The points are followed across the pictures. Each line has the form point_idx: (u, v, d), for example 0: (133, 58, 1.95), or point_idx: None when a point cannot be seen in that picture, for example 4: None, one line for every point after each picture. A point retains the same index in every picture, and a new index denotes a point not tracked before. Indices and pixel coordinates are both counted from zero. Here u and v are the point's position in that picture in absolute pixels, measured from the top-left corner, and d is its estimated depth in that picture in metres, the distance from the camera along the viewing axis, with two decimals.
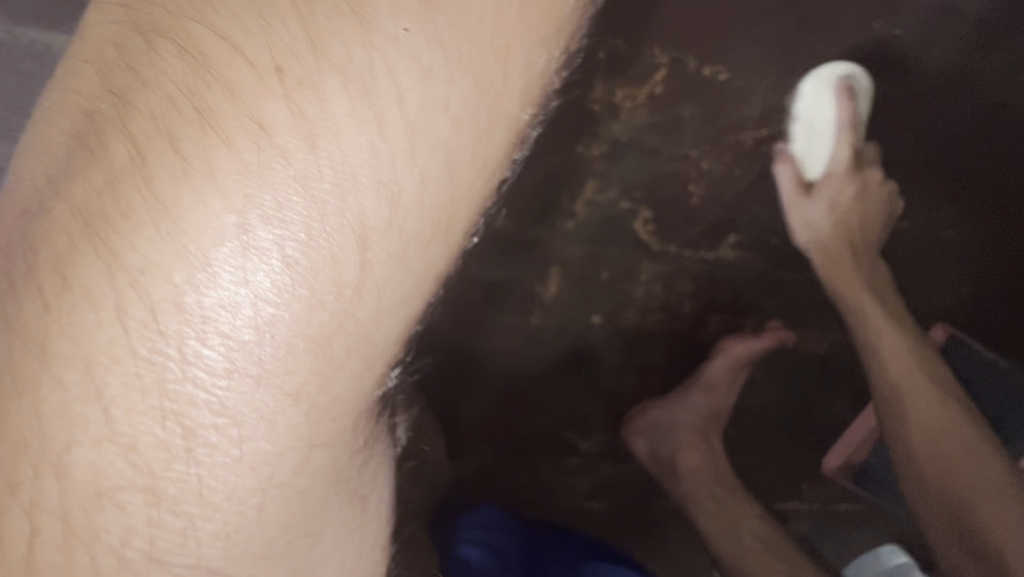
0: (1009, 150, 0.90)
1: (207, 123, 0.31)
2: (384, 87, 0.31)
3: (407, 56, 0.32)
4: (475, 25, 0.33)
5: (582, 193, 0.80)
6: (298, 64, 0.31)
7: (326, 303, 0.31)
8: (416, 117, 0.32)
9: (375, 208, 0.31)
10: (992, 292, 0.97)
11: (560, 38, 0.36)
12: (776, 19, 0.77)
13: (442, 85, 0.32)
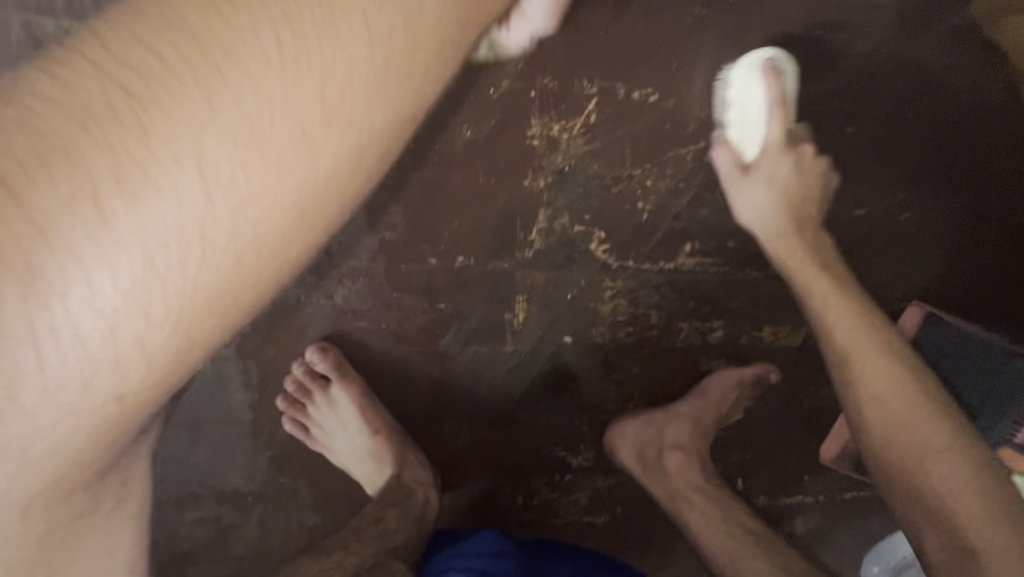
0: (949, 128, 0.95)
1: (168, 113, 0.40)
2: (222, 193, 0.42)
3: (248, 166, 0.43)
4: (303, 104, 0.44)
5: (535, 222, 0.83)
6: (140, 182, 0.39)
7: (66, 423, 0.42)
8: (247, 223, 0.44)
9: (128, 327, 0.41)
10: (954, 265, 1.02)
11: (404, 120, 0.51)
12: (694, 40, 0.83)
13: (260, 188, 0.44)
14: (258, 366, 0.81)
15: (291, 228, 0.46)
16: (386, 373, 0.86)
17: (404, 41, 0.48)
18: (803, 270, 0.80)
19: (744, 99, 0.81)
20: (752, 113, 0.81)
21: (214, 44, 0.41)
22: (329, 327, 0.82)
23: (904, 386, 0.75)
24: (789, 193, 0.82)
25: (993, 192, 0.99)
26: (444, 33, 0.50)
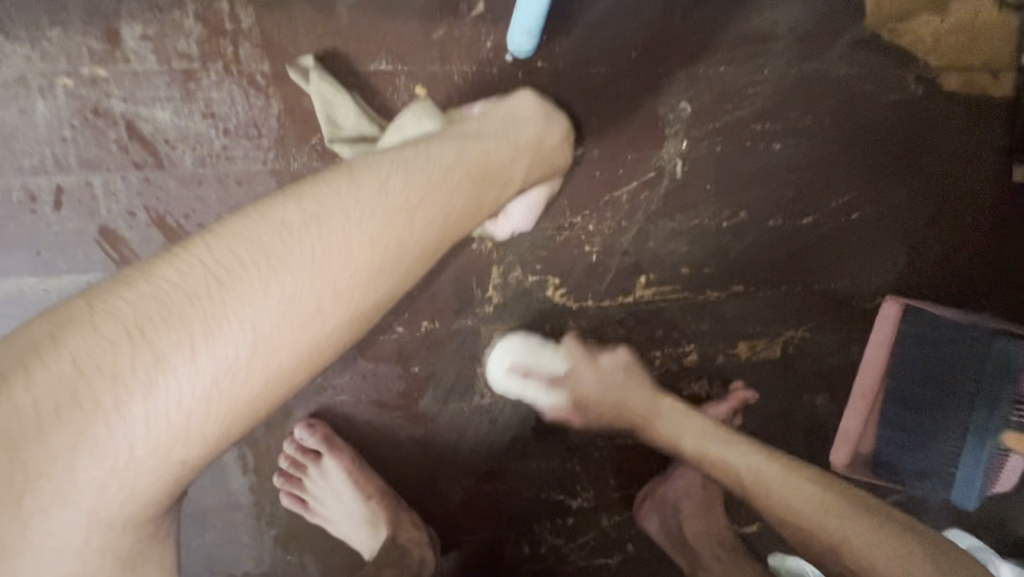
0: (886, 124, 1.01)
1: (241, 290, 0.52)
2: (284, 344, 0.54)
3: (296, 320, 0.54)
4: (348, 287, 0.56)
5: (490, 279, 0.89)
6: (234, 330, 0.51)
7: (136, 497, 0.50)
8: (288, 363, 0.54)
9: (190, 445, 0.51)
10: (912, 254, 1.07)
11: (409, 280, 0.62)
12: (606, 93, 0.86)
13: (301, 338, 0.54)
14: (253, 452, 0.87)
15: (307, 367, 0.56)
16: (373, 441, 0.90)
17: (404, 250, 0.60)
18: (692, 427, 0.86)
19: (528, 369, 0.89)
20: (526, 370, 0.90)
21: (275, 247, 0.54)
22: (312, 405, 0.87)
23: (836, 507, 0.77)
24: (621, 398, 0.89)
25: (937, 184, 1.06)
26: (437, 242, 0.63)
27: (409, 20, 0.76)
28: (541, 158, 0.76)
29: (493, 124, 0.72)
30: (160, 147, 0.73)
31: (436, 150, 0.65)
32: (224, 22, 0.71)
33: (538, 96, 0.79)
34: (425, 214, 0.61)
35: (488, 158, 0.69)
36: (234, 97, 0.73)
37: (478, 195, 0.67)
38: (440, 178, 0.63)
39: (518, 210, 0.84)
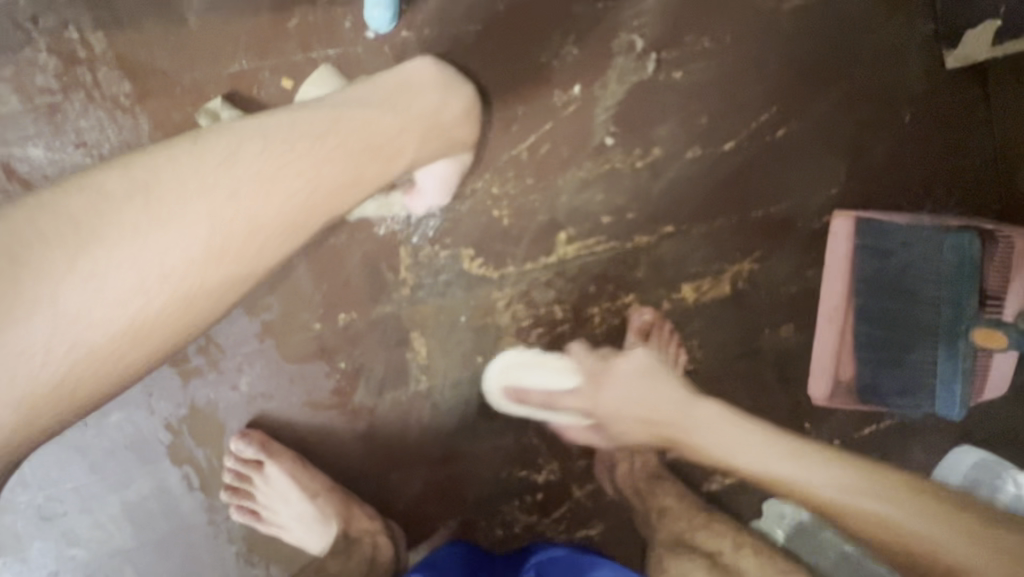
0: (795, 32, 0.96)
1: (40, 265, 0.46)
2: (99, 328, 0.48)
3: (112, 302, 0.48)
4: (175, 270, 0.50)
5: (400, 261, 0.87)
6: (35, 310, 0.46)
7: None
8: (102, 349, 0.48)
9: None
10: (856, 158, 1.04)
11: (260, 266, 0.55)
12: (482, 51, 0.83)
13: (117, 322, 0.48)
14: (197, 473, 0.86)
15: (127, 355, 0.50)
16: (316, 443, 0.90)
17: (257, 230, 0.53)
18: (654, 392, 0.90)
19: (539, 379, 0.93)
20: (546, 382, 0.93)
21: (90, 220, 0.48)
22: (247, 415, 0.86)
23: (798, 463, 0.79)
24: (653, 404, 0.90)
25: (868, 84, 1.02)
26: (302, 221, 0.55)
27: (260, 15, 0.76)
28: (438, 132, 0.68)
29: (381, 94, 0.65)
30: (41, 183, 0.73)
31: (304, 117, 0.57)
32: (77, 50, 0.72)
33: (438, 70, 0.72)
34: (282, 189, 0.53)
35: (368, 128, 0.60)
36: (103, 122, 0.74)
37: (357, 167, 0.59)
38: (304, 148, 0.55)
39: (430, 184, 0.82)
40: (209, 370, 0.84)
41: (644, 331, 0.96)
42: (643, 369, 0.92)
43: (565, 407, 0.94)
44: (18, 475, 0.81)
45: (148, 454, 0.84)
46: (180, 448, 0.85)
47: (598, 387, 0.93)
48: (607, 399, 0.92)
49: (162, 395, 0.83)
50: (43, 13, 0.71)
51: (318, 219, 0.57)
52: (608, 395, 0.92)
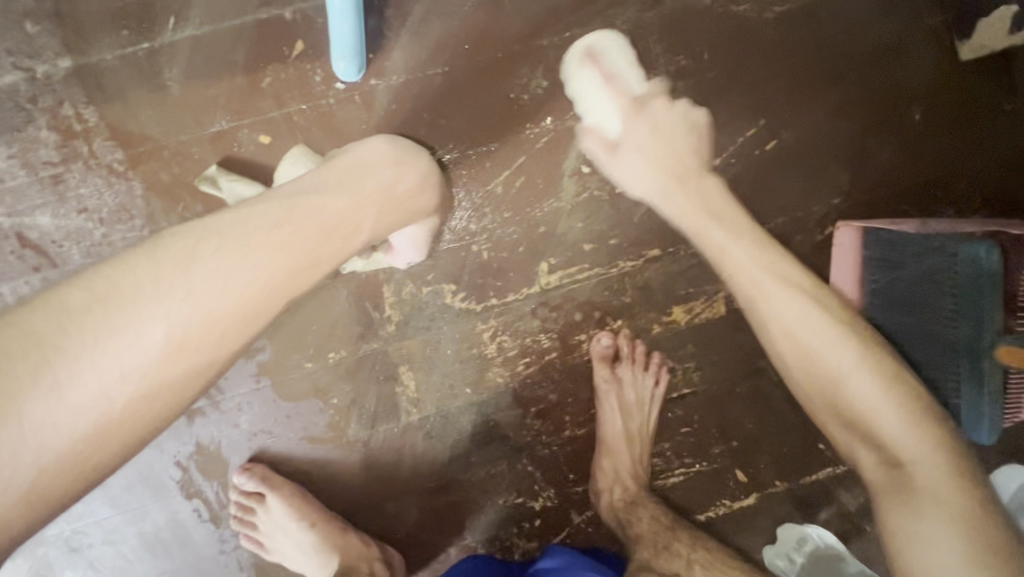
0: (781, 40, 0.92)
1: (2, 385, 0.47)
2: (63, 438, 0.49)
3: (75, 413, 0.49)
4: (137, 372, 0.51)
5: (384, 299, 0.90)
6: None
7: None
8: (66, 459, 0.50)
9: None
10: (857, 167, 0.97)
11: (218, 358, 0.56)
12: (450, 91, 0.85)
13: (82, 432, 0.50)
14: (207, 506, 0.91)
15: (91, 460, 0.51)
16: (315, 475, 0.93)
17: (213, 324, 0.54)
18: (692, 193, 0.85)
19: (585, 94, 0.87)
20: (601, 100, 0.87)
21: (51, 335, 0.49)
22: (248, 451, 0.91)
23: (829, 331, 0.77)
24: (661, 152, 0.87)
25: (870, 84, 0.95)
26: (259, 309, 0.57)
27: (235, 77, 0.80)
28: (394, 204, 0.70)
29: (334, 174, 0.66)
30: (50, 248, 0.80)
31: (259, 207, 0.59)
32: (73, 124, 0.78)
33: (392, 144, 0.73)
34: (237, 282, 0.55)
35: (324, 211, 0.62)
36: (101, 188, 0.80)
37: (313, 250, 0.60)
38: (260, 239, 0.57)
39: (404, 244, 0.83)
40: (211, 410, 0.90)
41: (608, 358, 0.95)
42: (657, 123, 0.87)
43: (612, 90, 0.87)
44: None
45: (161, 489, 0.90)
46: (190, 483, 0.91)
47: (642, 113, 0.88)
48: (632, 125, 0.87)
49: (171, 434, 0.89)
50: (42, 93, 0.77)
51: (275, 304, 0.58)
52: (638, 124, 0.87)
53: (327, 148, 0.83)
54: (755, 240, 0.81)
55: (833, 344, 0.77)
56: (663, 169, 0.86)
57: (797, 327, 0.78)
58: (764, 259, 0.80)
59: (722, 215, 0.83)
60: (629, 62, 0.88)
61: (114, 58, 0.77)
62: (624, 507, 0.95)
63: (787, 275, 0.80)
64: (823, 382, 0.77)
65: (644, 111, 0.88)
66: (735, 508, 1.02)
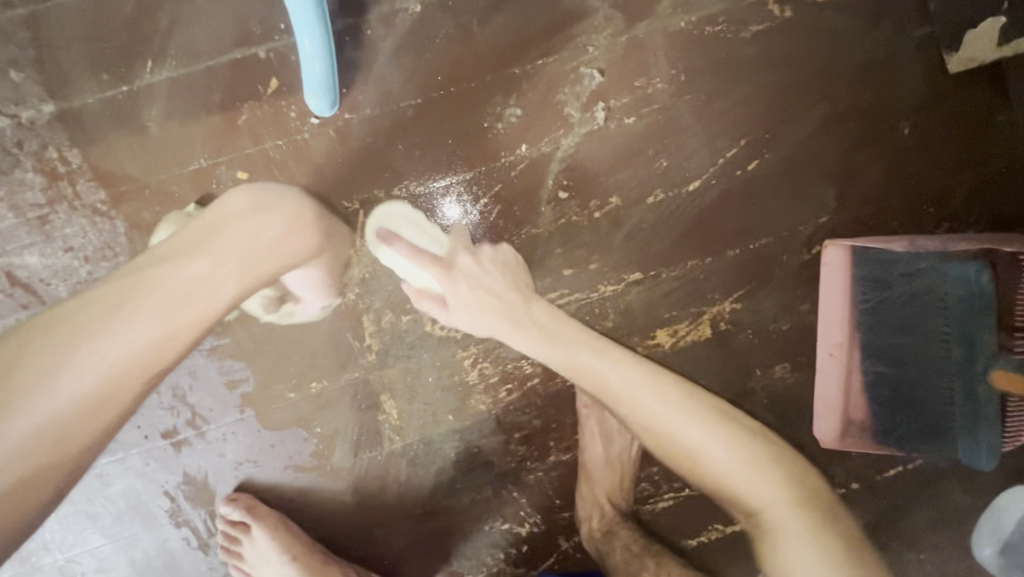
0: (761, 59, 0.90)
1: None
2: None
3: None
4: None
5: (364, 329, 0.90)
6: None
7: None
8: None
9: None
10: (846, 184, 0.94)
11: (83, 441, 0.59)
12: (423, 124, 0.86)
13: None
14: (195, 534, 0.93)
15: None
16: (301, 504, 0.94)
17: (59, 417, 0.57)
18: (540, 321, 0.86)
19: (397, 265, 0.88)
20: (411, 270, 0.88)
21: None
22: (235, 480, 0.92)
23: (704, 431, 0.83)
24: (492, 295, 0.86)
25: (856, 98, 0.93)
26: (110, 393, 0.60)
27: (212, 115, 0.81)
28: (260, 255, 0.71)
29: (191, 238, 0.69)
30: (38, 286, 0.82)
31: (89, 303, 0.61)
32: (57, 167, 0.80)
33: (251, 194, 0.74)
34: (66, 383, 0.57)
35: (171, 282, 0.64)
36: (85, 227, 0.82)
37: (167, 321, 0.63)
38: (100, 326, 0.60)
39: (306, 289, 0.86)
40: (197, 441, 0.91)
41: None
42: (477, 295, 0.86)
43: (421, 263, 0.85)
44: (41, 540, 0.91)
45: (150, 518, 0.92)
46: (178, 512, 0.92)
47: (477, 262, 0.88)
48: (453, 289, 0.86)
49: (158, 464, 0.91)
50: (27, 138, 0.79)
51: (137, 378, 0.61)
52: (456, 284, 0.86)
53: (304, 182, 0.85)
54: (621, 356, 0.86)
55: (707, 445, 0.83)
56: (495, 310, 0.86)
57: (676, 430, 0.84)
58: (641, 373, 0.85)
59: (571, 342, 0.85)
60: (422, 229, 0.88)
61: (95, 101, 0.80)
62: (612, 534, 0.93)
63: (663, 391, 0.85)
64: (705, 479, 0.83)
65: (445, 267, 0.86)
66: (728, 532, 1.00)
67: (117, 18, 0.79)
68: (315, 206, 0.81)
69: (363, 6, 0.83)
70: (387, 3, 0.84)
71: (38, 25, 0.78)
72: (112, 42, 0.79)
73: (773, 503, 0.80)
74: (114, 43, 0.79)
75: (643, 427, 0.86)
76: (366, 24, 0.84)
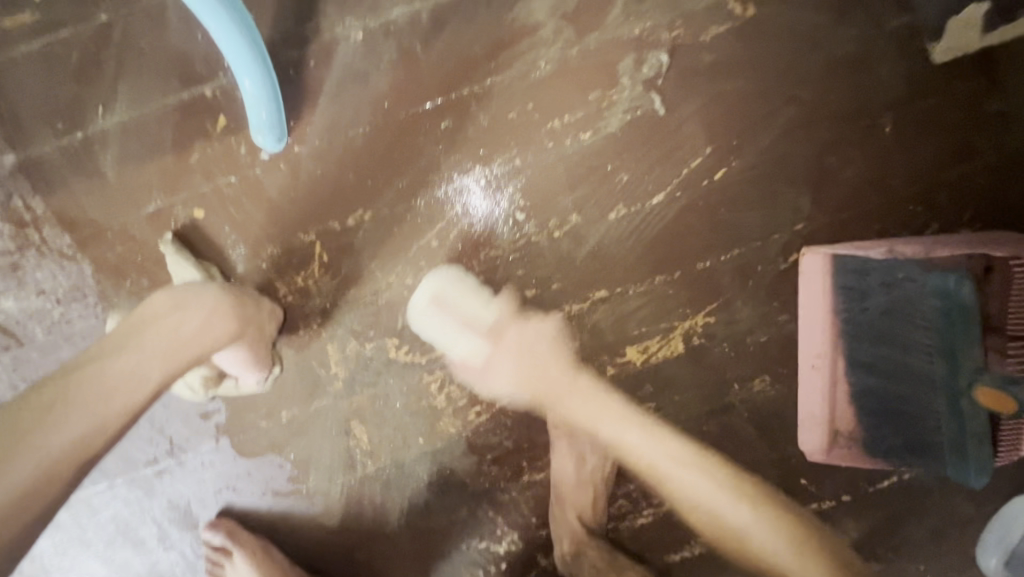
0: (722, 63, 0.87)
1: None
2: None
3: None
4: None
5: (329, 357, 0.91)
6: None
7: None
8: None
9: None
10: (823, 188, 0.89)
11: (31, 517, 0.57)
12: (374, 151, 0.85)
13: None
14: (183, 558, 0.96)
15: None
16: (282, 527, 0.96)
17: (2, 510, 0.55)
18: (575, 387, 0.93)
19: (431, 330, 0.91)
20: (443, 327, 0.91)
21: None
22: (216, 506, 0.95)
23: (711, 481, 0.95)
24: (534, 373, 0.93)
25: (830, 96, 0.88)
26: (49, 481, 0.58)
27: (165, 156, 0.83)
28: (185, 345, 0.71)
29: (116, 335, 0.68)
30: (16, 328, 0.85)
31: (24, 401, 0.59)
32: (23, 215, 0.83)
33: (170, 290, 0.74)
34: (2, 478, 0.55)
35: (100, 376, 0.64)
36: (55, 271, 0.84)
37: (99, 411, 0.62)
38: (39, 419, 0.58)
39: (236, 366, 0.84)
40: (177, 469, 0.94)
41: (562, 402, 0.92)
42: (527, 357, 0.93)
43: (470, 332, 0.92)
44: (42, 564, 0.96)
45: (139, 543, 0.95)
46: (165, 537, 0.95)
47: (501, 340, 0.92)
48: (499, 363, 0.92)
49: (143, 492, 0.94)
50: None
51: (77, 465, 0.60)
52: (503, 351, 0.92)
53: (259, 217, 0.85)
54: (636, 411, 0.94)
55: (705, 482, 0.95)
56: (528, 385, 0.93)
57: (690, 477, 0.95)
58: (649, 429, 0.95)
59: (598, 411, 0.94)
60: (467, 297, 0.90)
61: (54, 150, 0.82)
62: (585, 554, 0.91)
63: (672, 448, 0.95)
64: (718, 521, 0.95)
65: (499, 331, 0.91)
66: (713, 547, 0.95)
67: (71, 68, 0.81)
68: (235, 293, 0.81)
69: (305, 37, 0.84)
70: (329, 32, 0.84)
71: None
72: (68, 92, 0.82)
73: (771, 535, 0.94)
74: (70, 93, 0.82)
75: (663, 475, 0.95)
76: (310, 55, 0.84)
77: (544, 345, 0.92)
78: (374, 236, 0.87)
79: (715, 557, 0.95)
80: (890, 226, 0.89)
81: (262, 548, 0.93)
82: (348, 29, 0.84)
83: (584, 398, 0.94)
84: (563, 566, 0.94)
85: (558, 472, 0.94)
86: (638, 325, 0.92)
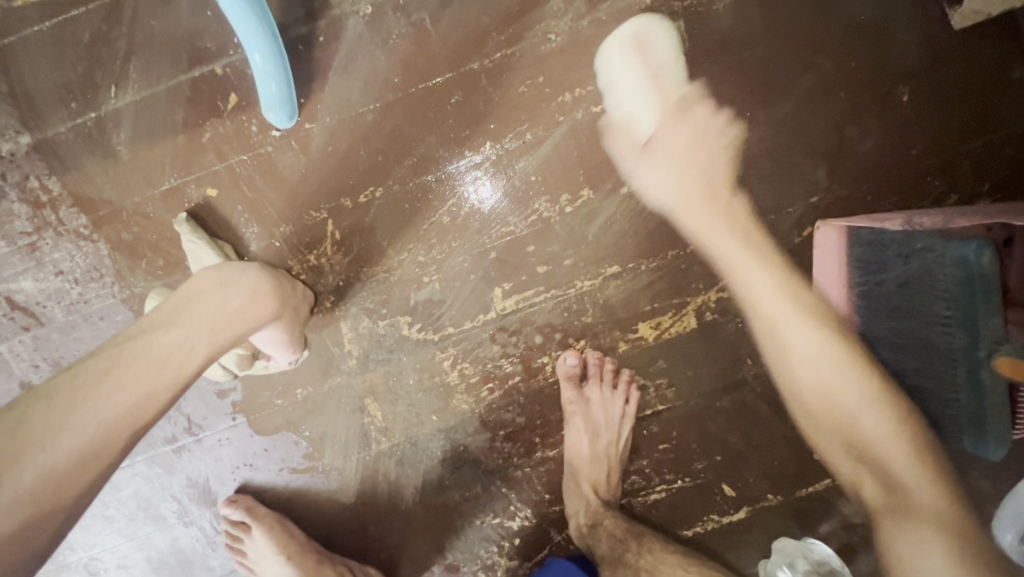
0: (735, 34, 0.86)
1: None
2: None
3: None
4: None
5: (342, 335, 0.92)
6: None
7: None
8: None
9: None
10: (840, 159, 0.88)
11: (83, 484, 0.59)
12: (385, 127, 0.85)
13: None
14: (203, 533, 0.98)
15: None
16: (298, 503, 0.98)
17: (56, 476, 0.57)
18: (707, 219, 0.90)
19: (626, 86, 0.86)
20: (637, 96, 0.87)
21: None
22: (234, 482, 0.97)
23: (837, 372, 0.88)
24: (695, 166, 0.89)
25: (845, 65, 0.86)
26: (100, 449, 0.60)
27: (178, 135, 0.83)
28: (232, 321, 0.71)
29: (165, 311, 0.69)
30: (35, 308, 0.87)
31: (83, 371, 0.62)
32: (40, 196, 0.84)
33: (217, 267, 0.75)
34: (57, 443, 0.57)
35: (150, 351, 0.65)
36: (72, 252, 0.85)
37: (148, 384, 0.63)
38: (92, 389, 0.60)
39: (272, 347, 0.83)
40: (195, 446, 0.96)
41: (575, 377, 0.92)
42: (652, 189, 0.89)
43: (653, 84, 0.87)
44: (67, 540, 0.98)
45: (160, 519, 0.97)
46: (185, 513, 0.97)
47: (682, 119, 0.88)
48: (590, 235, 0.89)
49: (163, 469, 0.96)
50: (9, 170, 0.83)
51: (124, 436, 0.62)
52: (677, 127, 0.89)
53: (271, 195, 0.86)
54: (772, 269, 0.91)
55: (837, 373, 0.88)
56: (688, 178, 0.89)
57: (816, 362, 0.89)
58: (784, 304, 0.91)
59: (748, 244, 0.90)
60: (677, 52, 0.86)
61: (69, 130, 0.83)
62: (599, 528, 0.91)
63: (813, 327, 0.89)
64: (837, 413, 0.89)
65: (674, 111, 0.88)
66: (725, 522, 0.95)
67: (83, 48, 0.82)
68: (273, 274, 0.81)
69: (315, 14, 0.84)
70: (338, 8, 0.84)
71: (13, 62, 0.82)
72: (81, 72, 0.82)
73: (893, 436, 0.85)
74: (82, 73, 0.82)
75: (792, 352, 0.91)
76: (319, 31, 0.84)
77: (556, 321, 0.92)
78: (386, 212, 0.87)
79: (729, 529, 0.95)
80: (907, 198, 0.88)
81: (278, 523, 0.94)
82: (356, 3, 0.84)
83: (718, 236, 0.90)
84: (579, 541, 0.94)
85: (571, 448, 0.94)
86: (651, 301, 0.91)
